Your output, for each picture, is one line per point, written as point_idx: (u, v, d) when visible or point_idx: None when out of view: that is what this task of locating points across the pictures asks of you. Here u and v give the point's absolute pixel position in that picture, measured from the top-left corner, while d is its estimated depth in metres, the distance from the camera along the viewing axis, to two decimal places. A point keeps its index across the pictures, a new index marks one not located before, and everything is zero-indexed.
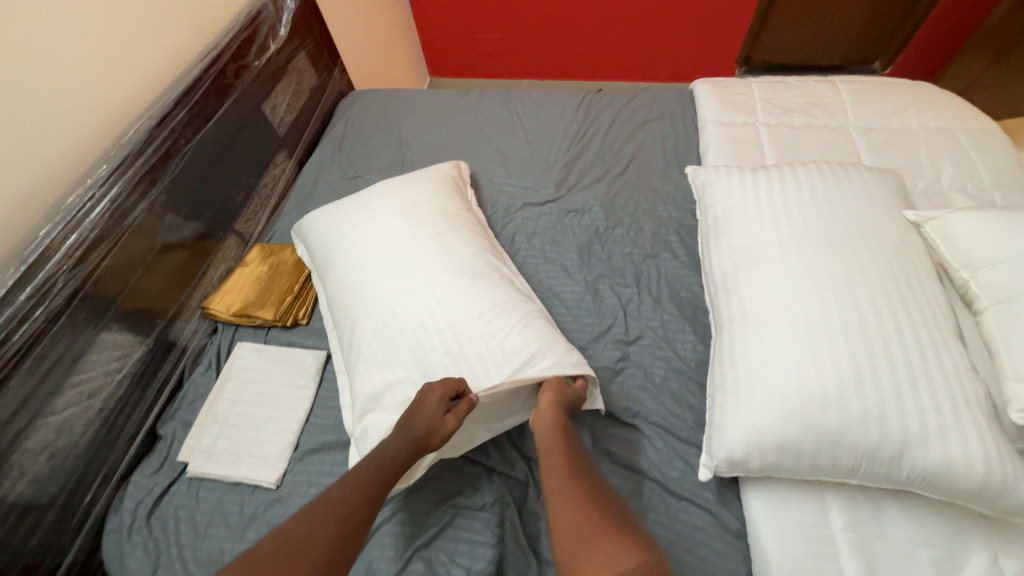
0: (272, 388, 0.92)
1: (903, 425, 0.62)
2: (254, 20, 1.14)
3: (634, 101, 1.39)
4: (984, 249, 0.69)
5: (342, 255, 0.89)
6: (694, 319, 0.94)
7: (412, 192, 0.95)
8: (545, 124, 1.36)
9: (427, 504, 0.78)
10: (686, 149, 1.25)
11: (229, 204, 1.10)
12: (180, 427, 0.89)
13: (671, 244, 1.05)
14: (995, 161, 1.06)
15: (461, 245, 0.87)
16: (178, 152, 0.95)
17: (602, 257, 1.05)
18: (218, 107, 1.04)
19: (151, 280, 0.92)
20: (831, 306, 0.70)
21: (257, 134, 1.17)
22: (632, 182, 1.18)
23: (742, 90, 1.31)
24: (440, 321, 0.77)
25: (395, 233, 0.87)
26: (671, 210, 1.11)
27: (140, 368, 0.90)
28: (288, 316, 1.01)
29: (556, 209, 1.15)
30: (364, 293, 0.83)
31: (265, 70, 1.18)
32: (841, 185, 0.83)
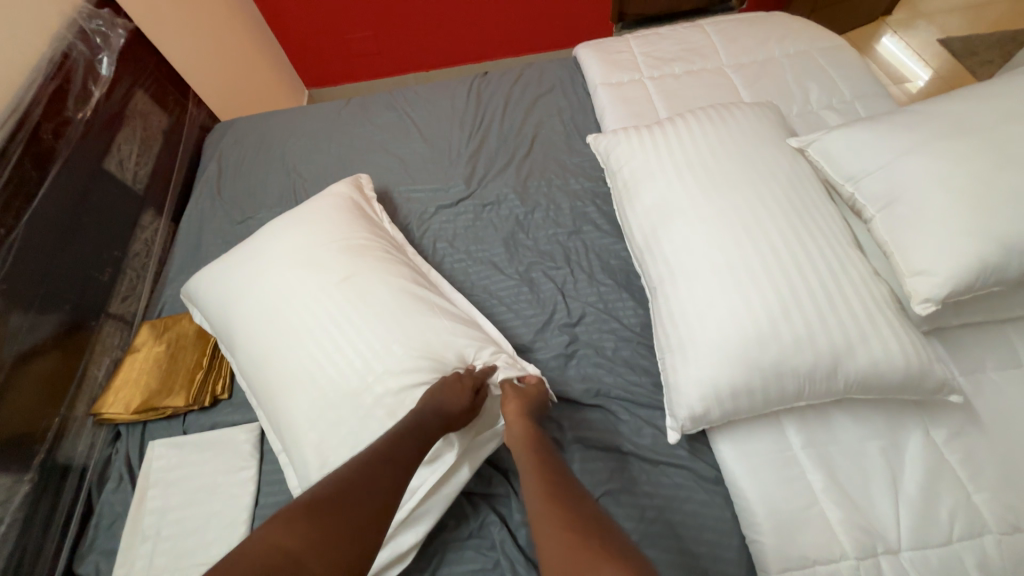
0: (205, 481, 0.81)
1: (832, 342, 0.66)
2: (62, 64, 0.95)
3: (523, 78, 1.36)
4: (861, 162, 0.75)
5: (246, 317, 0.78)
6: (629, 284, 0.95)
7: (309, 226, 0.86)
8: (439, 119, 1.29)
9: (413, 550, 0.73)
10: (583, 117, 1.24)
11: (94, 287, 0.93)
12: (102, 558, 0.76)
13: (591, 216, 1.05)
14: (850, 74, 1.15)
15: (378, 274, 0.81)
16: (2, 245, 0.78)
17: (529, 245, 1.02)
18: (44, 179, 0.86)
19: (14, 404, 0.76)
20: (748, 248, 0.72)
21: (106, 198, 0.99)
22: (540, 161, 1.16)
23: (621, 48, 1.32)
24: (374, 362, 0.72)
25: (303, 280, 0.79)
26: (583, 181, 1.11)
27: (29, 509, 0.74)
28: (204, 395, 0.88)
29: (471, 205, 1.10)
30: (282, 352, 0.74)
31: (95, 121, 0.99)
32: (731, 126, 0.86)
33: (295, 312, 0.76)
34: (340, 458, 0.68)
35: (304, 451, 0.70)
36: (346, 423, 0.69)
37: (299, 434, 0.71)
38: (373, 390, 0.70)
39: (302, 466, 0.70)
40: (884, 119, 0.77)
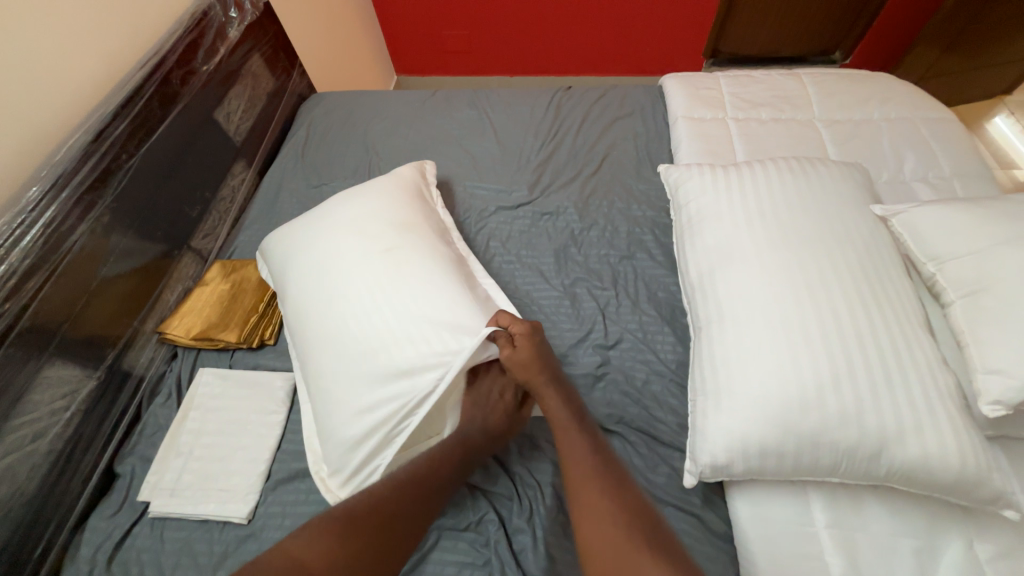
0: (239, 415, 0.87)
1: (880, 422, 0.62)
2: (200, 21, 1.07)
3: (604, 98, 1.37)
4: (950, 243, 0.70)
5: (303, 277, 0.84)
6: (673, 319, 0.93)
7: (377, 202, 0.91)
8: (515, 124, 1.32)
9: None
10: (657, 146, 1.24)
11: (184, 220, 1.03)
12: (140, 462, 0.83)
13: (647, 244, 1.04)
14: (952, 150, 1.09)
15: (431, 258, 0.84)
16: (120, 169, 0.88)
17: (579, 260, 1.03)
18: (165, 117, 0.97)
19: (98, 309, 0.85)
20: (807, 305, 0.70)
21: (210, 144, 1.10)
22: (607, 181, 1.16)
23: (710, 85, 1.31)
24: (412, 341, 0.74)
25: (356, 251, 0.83)
26: (645, 209, 1.10)
27: (90, 403, 0.83)
28: (254, 337, 0.95)
29: (530, 212, 1.12)
30: (332, 312, 0.79)
31: (215, 75, 1.11)
32: (811, 181, 0.84)
33: (350, 278, 0.81)
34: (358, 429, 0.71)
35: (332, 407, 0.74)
36: (371, 395, 0.72)
37: (330, 391, 0.75)
38: (396, 371, 0.72)
39: (326, 421, 0.74)
40: (983, 203, 0.73)
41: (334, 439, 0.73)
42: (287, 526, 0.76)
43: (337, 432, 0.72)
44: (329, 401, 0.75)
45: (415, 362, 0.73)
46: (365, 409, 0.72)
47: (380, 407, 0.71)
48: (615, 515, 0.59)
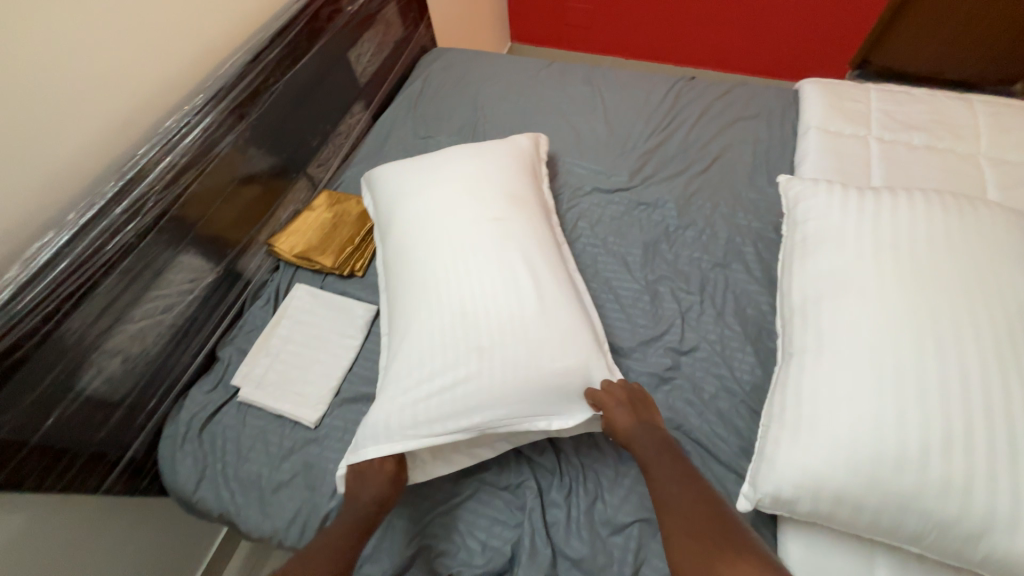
0: (322, 332, 0.95)
1: (989, 503, 0.55)
2: None
3: (730, 94, 1.27)
4: None
5: (405, 222, 0.88)
6: (757, 340, 0.88)
7: (487, 166, 0.93)
8: (628, 107, 1.28)
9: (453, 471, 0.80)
10: (779, 155, 1.14)
11: (305, 148, 1.12)
12: (236, 353, 0.95)
13: (745, 256, 0.98)
14: None
15: (533, 236, 0.86)
16: (266, 91, 0.96)
17: (668, 258, 0.99)
18: (309, 50, 1.04)
19: (225, 211, 0.95)
20: (930, 357, 0.62)
21: (339, 81, 1.17)
22: (714, 183, 1.09)
23: (857, 97, 1.17)
24: (503, 311, 0.77)
25: (461, 211, 0.86)
26: (751, 219, 1.03)
27: (208, 292, 0.94)
28: (346, 266, 1.03)
29: (626, 199, 1.08)
30: (429, 260, 0.82)
31: (355, 16, 1.17)
32: (969, 222, 0.73)
33: (454, 235, 0.84)
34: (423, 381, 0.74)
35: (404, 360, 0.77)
36: (445, 356, 0.74)
37: (411, 333, 0.78)
38: (474, 338, 0.75)
39: (400, 356, 0.78)
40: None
41: (401, 371, 0.76)
42: (346, 441, 0.84)
43: (408, 371, 0.75)
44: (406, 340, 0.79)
45: (504, 335, 0.75)
46: (442, 358, 0.75)
47: (458, 365, 0.74)
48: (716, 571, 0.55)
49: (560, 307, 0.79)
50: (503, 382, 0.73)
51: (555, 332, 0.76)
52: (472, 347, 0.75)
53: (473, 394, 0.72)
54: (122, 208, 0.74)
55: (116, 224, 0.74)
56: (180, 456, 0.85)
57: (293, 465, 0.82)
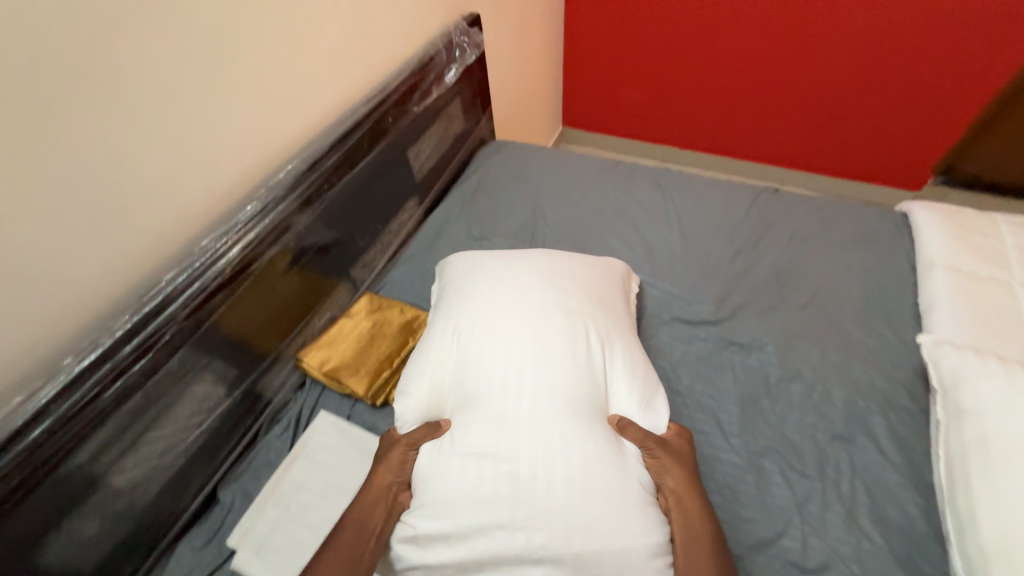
0: (344, 482, 0.79)
1: None
2: (426, 65, 1.07)
3: (825, 212, 1.13)
4: None
5: (468, 295, 0.80)
6: (909, 562, 0.65)
7: (572, 264, 0.86)
8: (706, 220, 1.14)
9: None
10: (896, 291, 0.96)
11: (351, 250, 1.01)
12: (240, 495, 0.79)
13: (874, 429, 0.78)
14: None
15: (614, 342, 0.77)
16: (318, 198, 0.88)
17: (771, 421, 0.80)
18: (369, 152, 0.97)
19: (257, 327, 0.84)
20: None
21: (395, 178, 1.09)
22: (820, 323, 0.92)
23: (986, 229, 1.00)
24: (576, 425, 0.64)
25: (531, 301, 0.77)
26: (875, 376, 0.83)
27: (219, 423, 0.80)
28: (380, 393, 0.88)
29: (714, 335, 0.92)
30: (489, 338, 0.72)
31: (421, 115, 1.11)
32: None
33: (517, 314, 0.75)
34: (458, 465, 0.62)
35: (364, 501, 0.64)
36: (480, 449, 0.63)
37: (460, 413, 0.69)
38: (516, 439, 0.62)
39: (420, 473, 0.64)
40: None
41: (424, 489, 0.62)
42: None
43: (447, 505, 0.59)
44: (433, 439, 0.67)
45: (566, 452, 0.61)
46: (484, 486, 0.59)
47: (508, 522, 0.57)
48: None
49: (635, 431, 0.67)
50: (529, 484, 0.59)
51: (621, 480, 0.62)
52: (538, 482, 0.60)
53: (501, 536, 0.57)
54: (132, 344, 0.63)
55: (122, 365, 0.62)
56: None
57: None
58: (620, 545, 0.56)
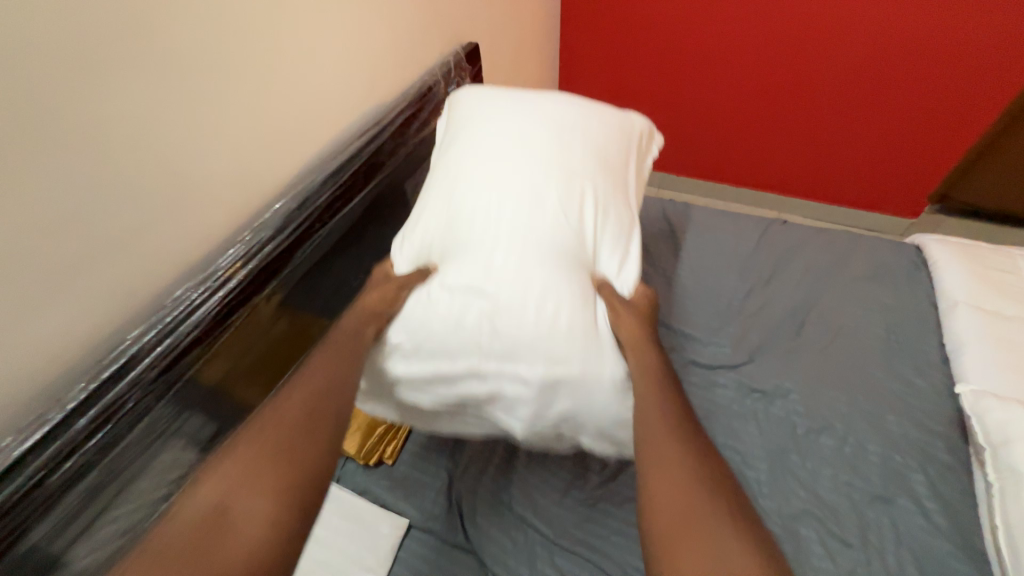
0: (334, 560, 0.69)
1: None
2: (425, 96, 1.03)
3: (836, 245, 1.09)
4: None
5: (457, 153, 0.72)
6: None
7: (577, 118, 0.74)
8: (716, 253, 1.10)
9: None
10: (918, 331, 0.92)
11: (344, 290, 0.94)
12: None
13: (915, 487, 0.72)
14: None
15: (609, 207, 0.70)
16: (308, 238, 0.81)
17: (804, 479, 0.74)
18: (364, 187, 0.91)
19: (236, 385, 0.75)
20: None
21: (391, 212, 1.03)
22: (845, 366, 0.86)
23: (1004, 264, 0.97)
24: (561, 292, 0.61)
25: (524, 165, 0.68)
26: (909, 426, 0.78)
27: None
28: (373, 454, 0.79)
29: (733, 380, 0.86)
30: (475, 203, 0.66)
31: (419, 146, 1.06)
32: None
33: (511, 165, 0.67)
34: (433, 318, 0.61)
35: (334, 345, 0.60)
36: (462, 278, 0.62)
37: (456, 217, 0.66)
38: (496, 273, 0.61)
39: (404, 313, 0.64)
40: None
41: (403, 337, 0.63)
42: None
43: (423, 347, 0.62)
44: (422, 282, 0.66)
45: (554, 315, 0.60)
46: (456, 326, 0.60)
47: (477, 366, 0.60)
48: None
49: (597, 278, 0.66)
50: (500, 329, 0.59)
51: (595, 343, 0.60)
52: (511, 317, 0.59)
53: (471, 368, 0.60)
54: (88, 417, 0.55)
55: (74, 442, 0.54)
56: None
57: None
58: (585, 392, 0.60)
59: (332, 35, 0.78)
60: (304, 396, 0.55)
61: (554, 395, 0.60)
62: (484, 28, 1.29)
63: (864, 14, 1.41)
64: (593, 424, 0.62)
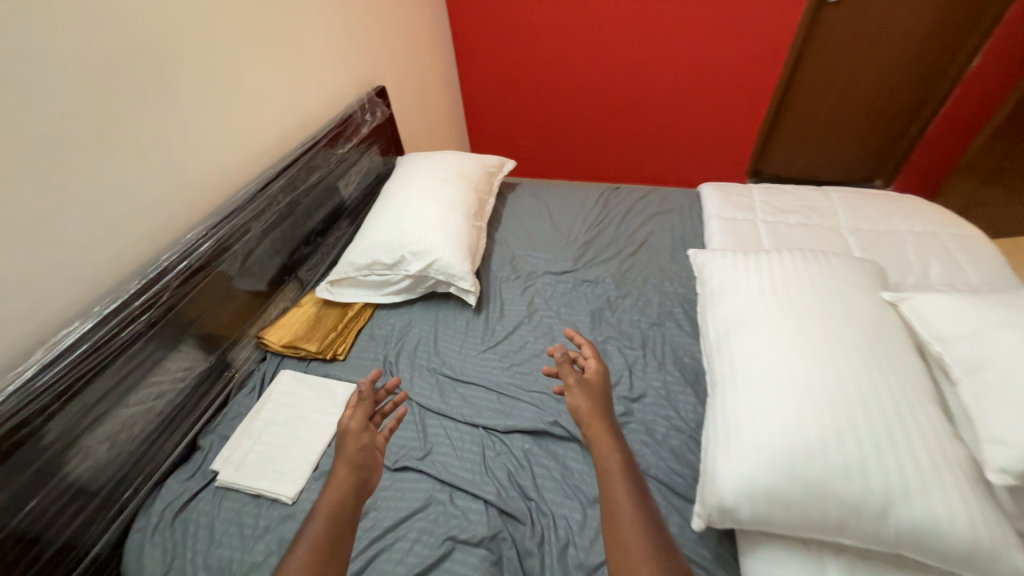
0: (305, 412, 1.02)
1: (885, 480, 0.64)
2: (346, 120, 1.45)
3: (647, 197, 1.60)
4: (951, 325, 0.75)
5: (397, 177, 1.48)
6: (696, 383, 1.00)
7: (453, 159, 1.53)
8: (568, 211, 1.57)
9: (421, 504, 0.86)
10: (691, 237, 1.40)
11: (297, 255, 1.30)
12: (217, 439, 0.98)
13: (676, 315, 1.15)
14: (981, 262, 1.14)
15: (465, 191, 1.41)
16: (269, 211, 1.17)
17: (612, 322, 1.16)
18: (307, 180, 1.30)
19: (223, 311, 1.08)
20: (814, 369, 0.75)
21: (329, 203, 1.41)
22: (643, 262, 1.32)
23: (742, 192, 1.50)
24: (436, 217, 1.28)
25: (424, 175, 1.43)
26: (677, 286, 1.23)
27: (198, 381, 1.02)
28: (329, 349, 1.14)
29: (572, 278, 1.29)
30: (399, 192, 1.38)
31: (345, 155, 1.47)
32: (824, 268, 0.94)
33: (418, 177, 1.43)
34: (373, 233, 1.27)
35: (334, 489, 0.70)
36: (389, 217, 1.30)
37: (390, 199, 1.37)
38: (406, 214, 1.29)
39: (360, 236, 1.29)
40: (1007, 299, 0.75)
41: (357, 244, 1.27)
42: None
43: (368, 245, 1.25)
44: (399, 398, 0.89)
45: (430, 224, 1.25)
46: (384, 236, 1.25)
47: (390, 249, 1.22)
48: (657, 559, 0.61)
49: (563, 362, 0.89)
50: (407, 233, 1.24)
51: (453, 235, 1.25)
52: (407, 230, 1.24)
53: (392, 254, 1.22)
54: (139, 301, 0.88)
55: (133, 314, 0.87)
56: (147, 550, 0.82)
57: (267, 545, 0.82)
58: (440, 254, 1.20)
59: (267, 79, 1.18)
60: (326, 516, 0.66)
61: (427, 256, 1.20)
62: (390, 76, 1.75)
63: (655, 56, 2.00)
64: (442, 267, 1.19)
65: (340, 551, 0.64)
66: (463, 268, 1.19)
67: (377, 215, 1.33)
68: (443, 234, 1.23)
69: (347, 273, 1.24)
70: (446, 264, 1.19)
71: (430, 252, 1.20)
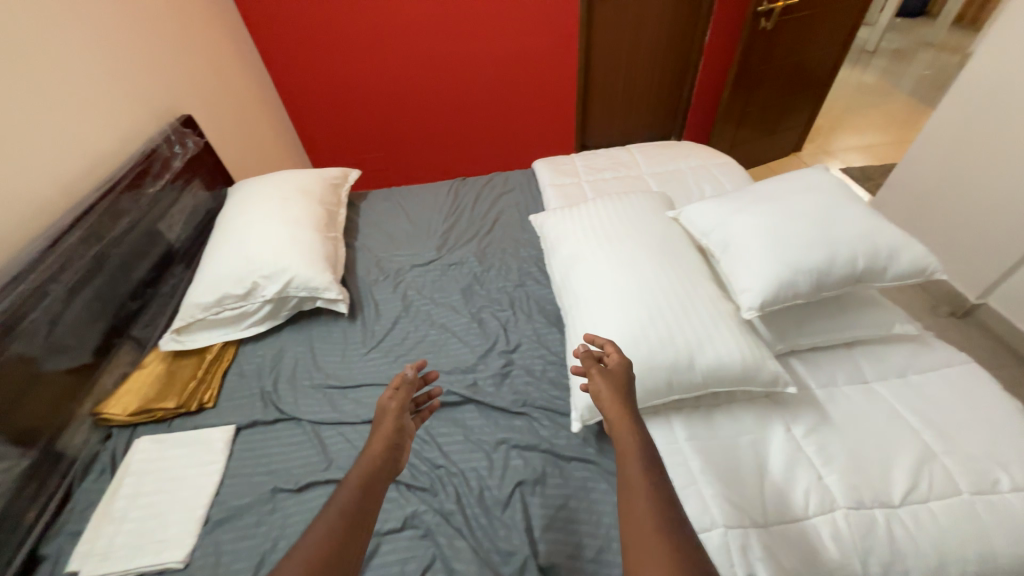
0: (178, 472, 0.92)
1: (686, 342, 0.84)
2: (150, 155, 1.31)
3: (492, 181, 1.75)
4: (706, 223, 1.01)
5: (229, 207, 1.39)
6: (559, 323, 1.16)
7: (290, 177, 1.48)
8: (423, 207, 1.64)
9: None
10: (535, 207, 1.59)
11: (126, 313, 1.14)
12: (68, 538, 0.84)
13: (533, 273, 1.31)
14: (734, 179, 1.52)
15: (310, 205, 1.38)
16: (70, 268, 1.02)
17: (482, 293, 1.27)
18: (116, 227, 1.15)
19: (37, 394, 0.91)
20: (627, 279, 0.94)
21: (155, 248, 1.26)
22: (499, 236, 1.46)
23: (567, 161, 1.74)
24: (284, 236, 1.24)
25: (260, 199, 1.37)
26: (530, 250, 1.39)
27: (20, 483, 0.85)
28: (192, 401, 1.04)
29: (439, 265, 1.37)
30: (236, 221, 1.30)
31: (161, 194, 1.32)
32: (626, 203, 1.16)
33: (253, 201, 1.36)
34: (215, 268, 1.18)
35: (368, 459, 0.69)
36: (229, 247, 1.22)
37: (227, 229, 1.29)
38: (248, 240, 1.22)
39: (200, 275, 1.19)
40: (739, 195, 1.03)
41: (197, 285, 1.17)
42: (226, 563, 0.80)
43: (211, 281, 1.16)
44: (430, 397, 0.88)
45: (278, 244, 1.21)
46: (229, 268, 1.17)
47: (238, 279, 1.15)
48: (648, 490, 0.61)
49: (585, 358, 0.79)
50: (254, 258, 1.18)
51: (307, 249, 1.23)
52: (254, 255, 1.19)
53: (242, 282, 1.15)
54: None
55: None
56: None
57: None
58: (296, 270, 1.17)
59: (27, 121, 1.01)
60: (347, 496, 0.63)
61: (283, 275, 1.16)
62: (196, 104, 1.61)
63: (469, 56, 2.17)
64: (302, 283, 1.16)
65: (360, 538, 0.60)
66: (324, 279, 1.18)
67: (215, 249, 1.24)
68: (295, 251, 1.21)
69: (193, 317, 1.13)
70: (305, 278, 1.16)
71: (284, 271, 1.16)
